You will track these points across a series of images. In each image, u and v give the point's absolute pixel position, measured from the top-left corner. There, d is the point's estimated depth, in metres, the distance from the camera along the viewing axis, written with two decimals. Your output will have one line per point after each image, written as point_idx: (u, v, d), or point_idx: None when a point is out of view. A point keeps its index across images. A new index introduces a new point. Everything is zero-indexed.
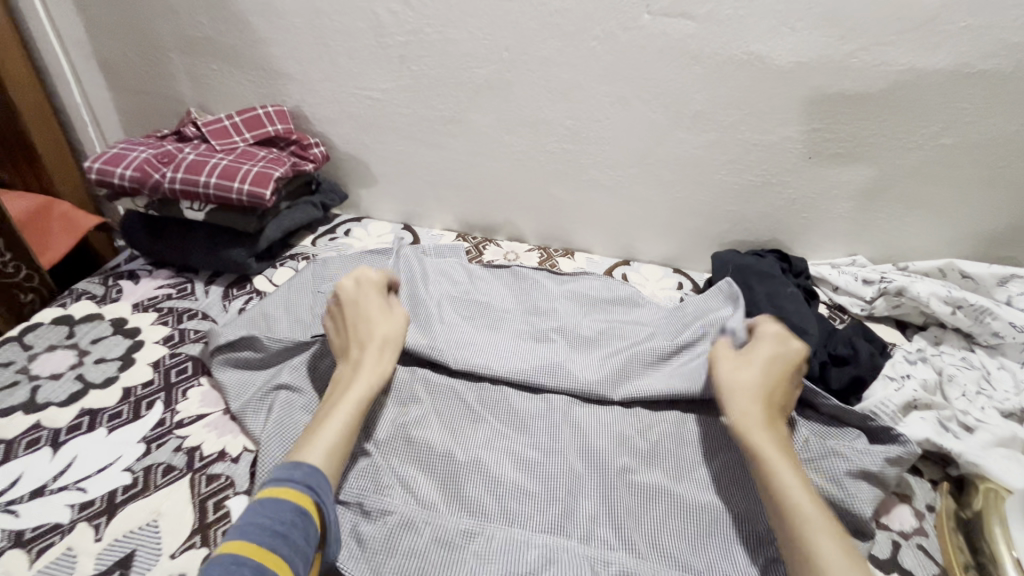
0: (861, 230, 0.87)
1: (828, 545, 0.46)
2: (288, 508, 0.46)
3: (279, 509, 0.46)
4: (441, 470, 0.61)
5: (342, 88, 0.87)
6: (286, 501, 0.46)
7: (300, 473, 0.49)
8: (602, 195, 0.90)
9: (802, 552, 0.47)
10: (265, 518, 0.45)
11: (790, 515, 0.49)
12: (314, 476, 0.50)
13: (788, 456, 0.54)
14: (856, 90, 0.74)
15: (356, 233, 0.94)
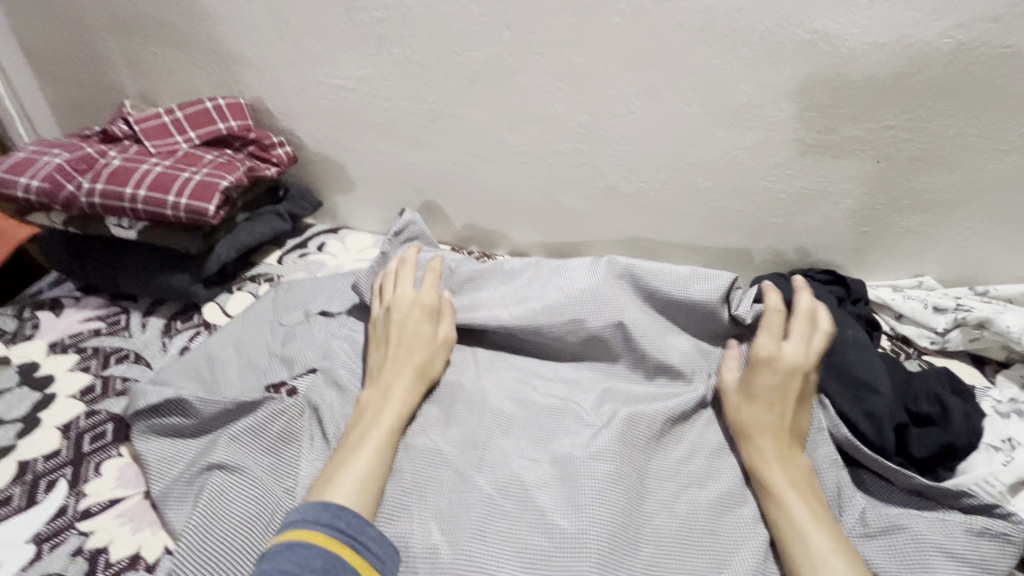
0: (935, 247, 0.72)
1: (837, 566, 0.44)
2: (319, 556, 0.41)
3: (308, 555, 0.41)
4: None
5: (309, 76, 0.72)
6: (315, 546, 0.42)
7: (327, 514, 0.44)
8: (621, 205, 0.76)
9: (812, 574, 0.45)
10: (295, 565, 0.40)
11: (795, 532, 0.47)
12: (346, 512, 0.44)
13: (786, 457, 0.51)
14: (950, 79, 0.59)
15: (331, 248, 0.80)
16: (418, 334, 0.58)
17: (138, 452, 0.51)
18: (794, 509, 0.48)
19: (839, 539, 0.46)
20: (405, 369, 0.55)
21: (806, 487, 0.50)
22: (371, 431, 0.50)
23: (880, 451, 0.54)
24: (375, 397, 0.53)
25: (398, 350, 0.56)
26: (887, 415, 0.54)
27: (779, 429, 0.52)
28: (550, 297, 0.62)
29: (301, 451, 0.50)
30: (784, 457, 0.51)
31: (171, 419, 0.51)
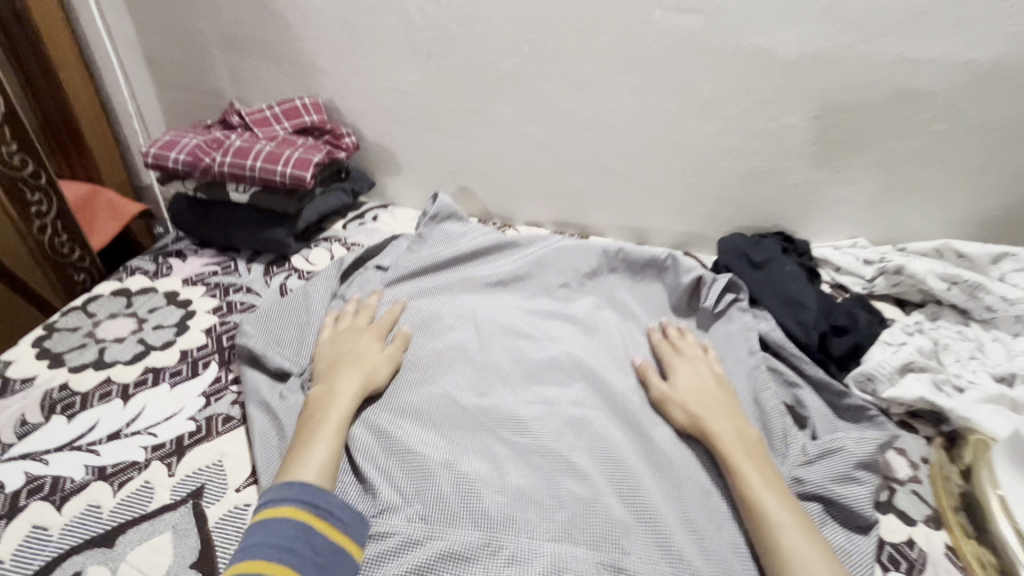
0: (863, 213, 0.91)
1: (782, 512, 0.53)
2: (288, 525, 0.49)
3: (278, 528, 0.49)
4: (425, 488, 0.55)
5: (372, 82, 0.93)
6: (284, 519, 0.50)
7: (291, 490, 0.52)
8: (616, 181, 0.96)
9: (762, 525, 0.52)
10: (266, 538, 0.48)
11: (744, 492, 0.55)
12: (307, 487, 0.52)
13: (733, 436, 0.60)
14: (858, 80, 0.79)
15: (383, 219, 1.00)
16: (366, 352, 0.67)
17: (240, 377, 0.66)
18: (750, 477, 0.55)
19: (785, 498, 0.54)
20: (349, 376, 0.63)
21: (758, 457, 0.58)
22: (324, 426, 0.58)
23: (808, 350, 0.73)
24: (323, 398, 0.61)
25: (344, 364, 0.65)
26: (813, 324, 0.73)
27: (723, 416, 0.62)
28: (549, 273, 0.83)
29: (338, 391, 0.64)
30: (738, 437, 0.60)
31: (259, 359, 0.67)
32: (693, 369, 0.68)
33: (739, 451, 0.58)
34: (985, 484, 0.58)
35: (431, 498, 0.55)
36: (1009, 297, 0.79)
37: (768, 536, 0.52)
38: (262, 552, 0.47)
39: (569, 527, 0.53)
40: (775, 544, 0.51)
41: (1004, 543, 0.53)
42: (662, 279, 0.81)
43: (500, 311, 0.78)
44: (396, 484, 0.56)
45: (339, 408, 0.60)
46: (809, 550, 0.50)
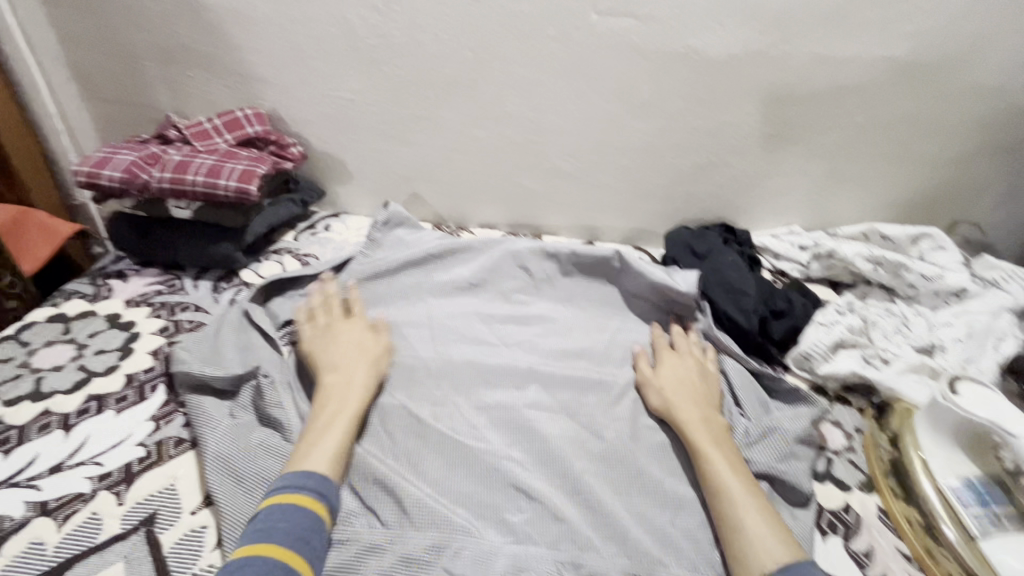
0: (797, 201, 0.97)
1: (740, 495, 0.55)
2: (309, 517, 0.51)
3: (299, 518, 0.50)
4: (386, 498, 0.56)
5: (316, 91, 0.92)
6: (305, 510, 0.51)
7: (311, 480, 0.53)
8: (565, 181, 0.98)
9: (722, 508, 0.55)
10: (288, 524, 0.49)
11: (708, 477, 0.57)
12: (327, 482, 0.54)
13: (703, 423, 0.63)
14: (784, 77, 0.83)
15: (335, 228, 0.99)
16: (364, 345, 0.69)
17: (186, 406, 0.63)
18: (716, 462, 0.58)
19: (748, 482, 0.56)
20: (357, 369, 0.65)
21: (725, 443, 0.61)
22: (336, 416, 0.60)
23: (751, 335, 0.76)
24: (333, 390, 0.63)
25: (349, 356, 0.67)
26: (754, 309, 0.78)
27: (693, 404, 0.65)
28: (503, 282, 0.85)
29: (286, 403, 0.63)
30: (706, 424, 0.63)
31: (202, 381, 0.65)
32: (674, 360, 0.71)
33: (707, 437, 0.61)
34: (908, 444, 0.61)
35: (392, 506, 0.55)
36: (927, 274, 0.85)
37: (730, 516, 0.54)
38: (283, 537, 0.48)
39: (528, 528, 0.55)
40: (736, 524, 0.53)
41: (926, 497, 0.57)
42: (611, 281, 0.84)
43: (449, 313, 0.80)
44: (357, 492, 0.57)
45: (353, 399, 0.62)
46: (768, 532, 0.51)
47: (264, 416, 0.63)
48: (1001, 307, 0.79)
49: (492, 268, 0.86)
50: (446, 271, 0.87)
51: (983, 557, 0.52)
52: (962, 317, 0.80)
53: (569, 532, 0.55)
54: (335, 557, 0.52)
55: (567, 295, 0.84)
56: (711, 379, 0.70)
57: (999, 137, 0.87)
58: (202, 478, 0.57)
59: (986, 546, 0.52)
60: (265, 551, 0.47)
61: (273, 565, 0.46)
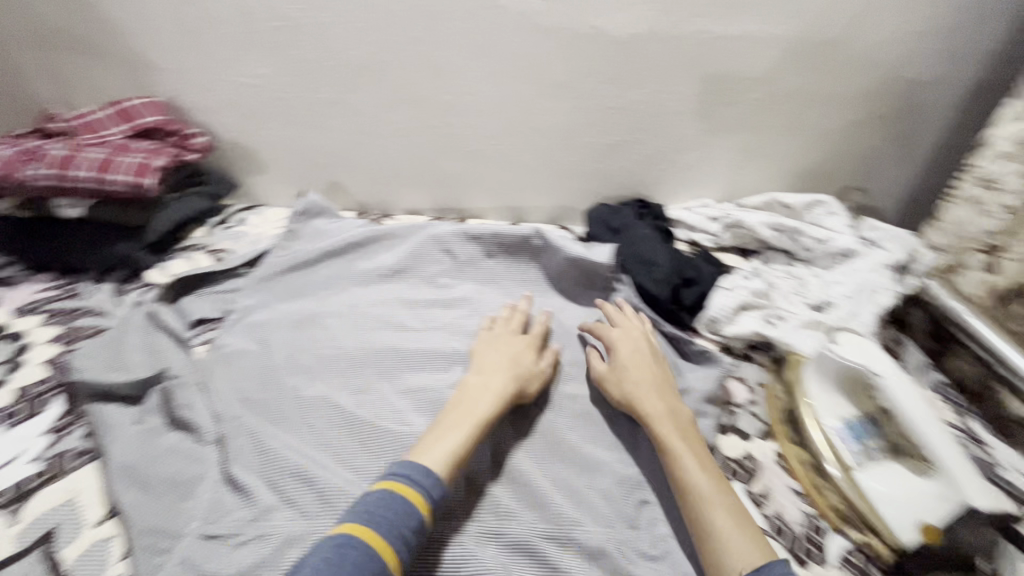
0: (707, 175, 1.02)
1: (706, 489, 0.54)
2: (414, 515, 0.50)
3: (407, 515, 0.50)
4: (308, 491, 0.55)
5: (218, 77, 0.87)
6: (414, 508, 0.50)
7: (429, 480, 0.53)
8: (487, 163, 0.99)
9: (690, 505, 0.54)
10: (395, 519, 0.49)
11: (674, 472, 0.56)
12: (442, 486, 0.53)
13: (666, 415, 0.61)
14: (686, 55, 0.87)
15: (252, 221, 0.96)
16: (519, 354, 0.68)
17: (87, 416, 0.61)
18: (681, 457, 0.57)
19: (714, 475, 0.55)
20: (498, 376, 0.64)
21: (688, 435, 0.60)
22: (465, 417, 0.59)
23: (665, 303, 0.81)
24: (469, 393, 0.62)
25: (494, 363, 0.66)
26: (666, 278, 0.82)
27: (656, 393, 0.63)
28: (428, 267, 0.85)
29: (194, 402, 0.63)
30: (670, 416, 0.61)
31: (103, 391, 0.62)
32: (630, 349, 0.69)
33: (670, 430, 0.59)
34: (799, 393, 0.67)
35: (312, 497, 0.55)
36: (820, 238, 0.93)
37: (698, 514, 0.53)
38: (388, 531, 0.48)
39: (450, 505, 0.56)
40: (706, 522, 0.52)
41: (813, 442, 0.63)
42: (534, 259, 0.86)
43: (372, 301, 0.80)
44: (275, 487, 0.56)
45: (484, 404, 0.61)
46: (735, 529, 0.50)
47: (173, 418, 0.62)
48: (882, 264, 0.87)
49: (416, 254, 0.85)
50: (369, 259, 0.86)
51: (857, 487, 0.58)
52: (850, 275, 0.87)
53: (491, 503, 0.57)
54: (254, 551, 0.51)
55: (491, 274, 0.86)
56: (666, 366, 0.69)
57: (881, 107, 0.95)
58: (107, 488, 0.55)
59: (860, 475, 0.59)
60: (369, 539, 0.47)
61: (370, 558, 0.46)
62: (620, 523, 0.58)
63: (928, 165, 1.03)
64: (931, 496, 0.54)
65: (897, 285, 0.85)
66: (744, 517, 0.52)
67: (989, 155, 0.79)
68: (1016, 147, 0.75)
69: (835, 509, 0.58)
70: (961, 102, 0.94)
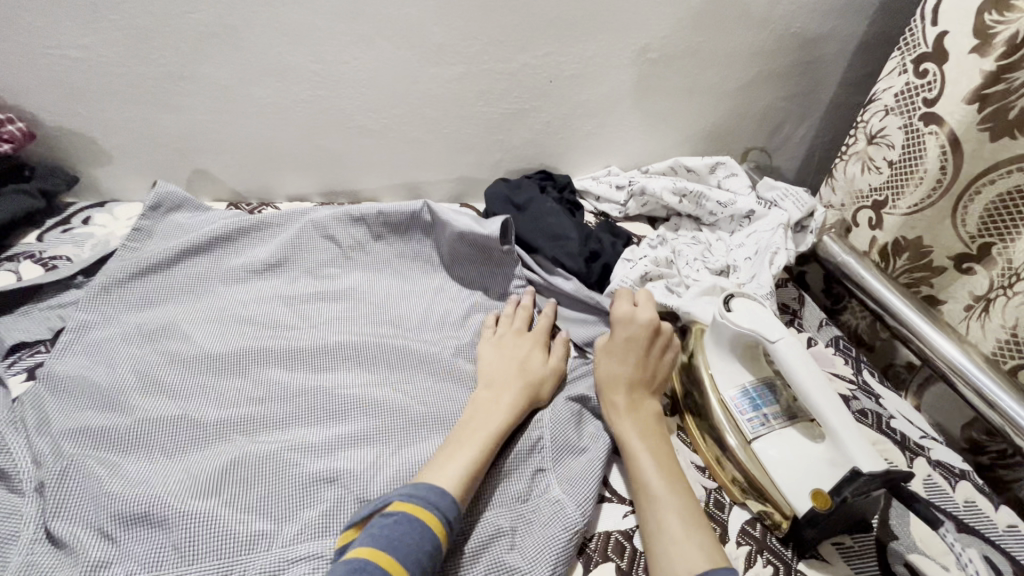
0: (610, 142, 0.99)
1: (658, 487, 0.53)
2: (430, 538, 0.45)
3: (422, 539, 0.44)
4: (155, 536, 0.47)
5: (27, 49, 0.73)
6: (430, 532, 0.45)
7: (444, 500, 0.47)
8: (374, 140, 0.90)
9: (644, 502, 0.53)
10: (413, 542, 0.44)
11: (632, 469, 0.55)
12: (456, 507, 0.48)
13: (636, 413, 0.60)
14: (575, 14, 0.81)
15: (98, 220, 0.83)
16: (530, 359, 0.65)
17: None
18: (639, 456, 0.56)
19: (671, 475, 0.54)
20: (508, 387, 0.60)
21: (654, 433, 0.59)
22: (477, 430, 0.55)
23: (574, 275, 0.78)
24: (481, 407, 0.58)
25: (505, 372, 0.62)
26: (571, 254, 0.79)
27: (627, 392, 0.61)
28: (309, 258, 0.76)
29: (8, 441, 0.52)
30: (638, 420, 0.59)
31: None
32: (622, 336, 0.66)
33: (636, 433, 0.58)
34: (701, 364, 0.65)
35: (161, 542, 0.47)
36: (722, 201, 0.92)
37: (651, 519, 0.51)
38: (404, 553, 0.43)
39: (326, 522, 0.49)
40: (653, 521, 0.51)
41: (713, 413, 0.61)
42: (425, 237, 0.79)
43: (242, 301, 0.70)
44: (110, 538, 0.47)
45: (498, 420, 0.56)
46: (688, 539, 0.48)
47: None
48: (778, 224, 0.87)
49: (294, 243, 0.76)
50: (239, 254, 0.76)
51: (755, 457, 0.56)
52: (751, 238, 0.88)
53: None
54: None
55: (381, 259, 0.78)
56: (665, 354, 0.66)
57: (777, 63, 0.94)
58: None
59: (758, 445, 0.56)
60: (379, 560, 0.42)
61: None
62: (507, 499, 0.54)
63: (823, 121, 1.04)
64: (823, 462, 0.52)
65: (793, 244, 0.85)
66: (695, 517, 0.51)
67: (874, 110, 0.78)
68: (895, 100, 0.74)
69: (734, 481, 0.58)
70: (851, 55, 0.95)
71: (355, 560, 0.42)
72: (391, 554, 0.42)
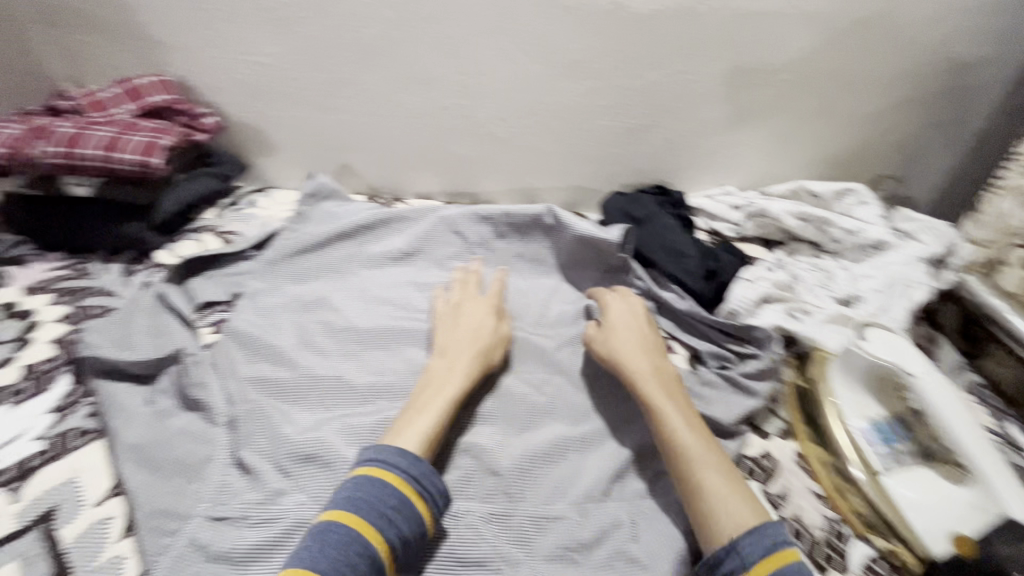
0: (729, 162, 0.98)
1: (691, 441, 0.55)
2: (393, 496, 0.49)
3: (384, 496, 0.49)
4: (320, 475, 0.54)
5: (228, 55, 0.86)
6: (391, 489, 0.50)
7: (405, 461, 0.51)
8: (500, 146, 0.95)
9: (675, 456, 0.55)
10: (375, 501, 0.48)
11: (659, 426, 0.58)
12: (421, 462, 0.52)
13: (658, 375, 0.63)
14: (710, 35, 0.82)
15: (262, 203, 0.95)
16: (483, 327, 0.67)
17: (93, 389, 0.62)
18: (666, 414, 0.58)
19: (702, 433, 0.57)
20: (463, 357, 0.63)
21: (675, 393, 0.61)
22: (435, 397, 0.58)
23: (687, 291, 0.79)
24: (436, 375, 0.61)
25: (457, 341, 0.65)
26: (688, 270, 0.80)
27: (645, 357, 0.64)
28: (437, 252, 0.83)
29: (208, 382, 0.62)
30: (660, 380, 0.62)
31: (113, 367, 0.62)
32: (622, 312, 0.70)
33: (663, 394, 0.60)
34: (822, 394, 0.64)
35: (323, 479, 0.54)
36: (849, 229, 0.88)
37: (687, 472, 0.54)
38: (366, 512, 0.48)
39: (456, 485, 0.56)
40: (690, 473, 0.53)
41: (837, 442, 0.60)
42: (543, 240, 0.83)
43: (382, 284, 0.78)
44: (284, 471, 0.55)
45: (451, 387, 0.60)
46: (730, 492, 0.51)
47: (185, 398, 0.61)
48: (915, 257, 0.82)
49: (428, 234, 0.83)
50: (377, 242, 0.84)
51: (884, 491, 0.55)
52: (881, 269, 0.82)
53: (488, 515, 0.55)
54: (259, 534, 0.51)
55: (502, 256, 0.84)
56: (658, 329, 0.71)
57: (921, 89, 0.89)
58: (117, 478, 0.55)
59: (887, 481, 0.56)
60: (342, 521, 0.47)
61: (353, 540, 0.46)
62: (629, 497, 0.59)
63: (968, 152, 0.97)
64: (964, 505, 0.52)
65: (933, 280, 0.81)
66: (730, 471, 0.54)
67: None
68: None
69: (857, 513, 0.55)
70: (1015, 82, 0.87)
71: (324, 523, 0.47)
72: (353, 514, 0.48)
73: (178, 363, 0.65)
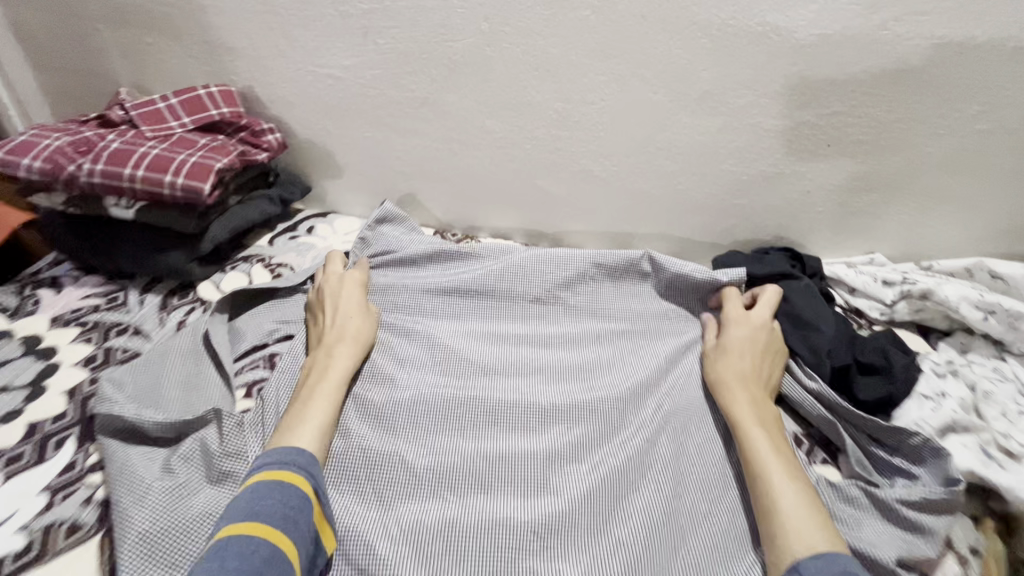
0: (883, 226, 0.78)
1: (778, 475, 0.50)
2: (296, 494, 0.45)
3: (285, 495, 0.44)
4: None
5: (299, 65, 0.76)
6: (292, 488, 0.45)
7: (303, 458, 0.48)
8: (596, 187, 0.80)
9: (757, 483, 0.51)
10: (278, 502, 0.44)
11: (749, 454, 0.53)
12: (315, 461, 0.49)
13: (758, 404, 0.57)
14: (886, 70, 0.64)
15: (320, 230, 0.84)
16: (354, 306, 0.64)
17: (101, 461, 0.52)
18: (757, 441, 0.53)
19: (794, 470, 0.51)
20: (341, 340, 0.60)
21: (773, 428, 0.55)
22: (319, 388, 0.56)
23: (814, 370, 0.64)
24: (316, 363, 0.59)
25: (336, 325, 0.62)
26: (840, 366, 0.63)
27: (748, 380, 0.59)
28: (518, 292, 0.70)
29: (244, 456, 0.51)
30: (759, 410, 0.56)
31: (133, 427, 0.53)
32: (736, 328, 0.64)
33: (757, 421, 0.55)
34: None
35: None
36: None
37: (766, 500, 0.49)
38: (268, 515, 0.42)
39: None
40: (769, 506, 0.48)
41: None
42: (638, 290, 0.72)
43: (452, 332, 0.67)
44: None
45: (336, 370, 0.58)
46: (808, 520, 0.46)
47: (214, 474, 0.51)
48: None
49: (510, 270, 0.71)
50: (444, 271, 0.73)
51: None
52: None
53: None
54: None
55: (592, 305, 0.71)
56: (778, 360, 0.63)
57: None
58: None
59: None
60: (240, 530, 0.41)
61: (257, 545, 0.40)
62: None
63: None
64: None
65: None
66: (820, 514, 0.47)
67: None
68: None
69: None
70: None
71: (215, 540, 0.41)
72: (255, 520, 0.42)
73: (213, 425, 0.54)
